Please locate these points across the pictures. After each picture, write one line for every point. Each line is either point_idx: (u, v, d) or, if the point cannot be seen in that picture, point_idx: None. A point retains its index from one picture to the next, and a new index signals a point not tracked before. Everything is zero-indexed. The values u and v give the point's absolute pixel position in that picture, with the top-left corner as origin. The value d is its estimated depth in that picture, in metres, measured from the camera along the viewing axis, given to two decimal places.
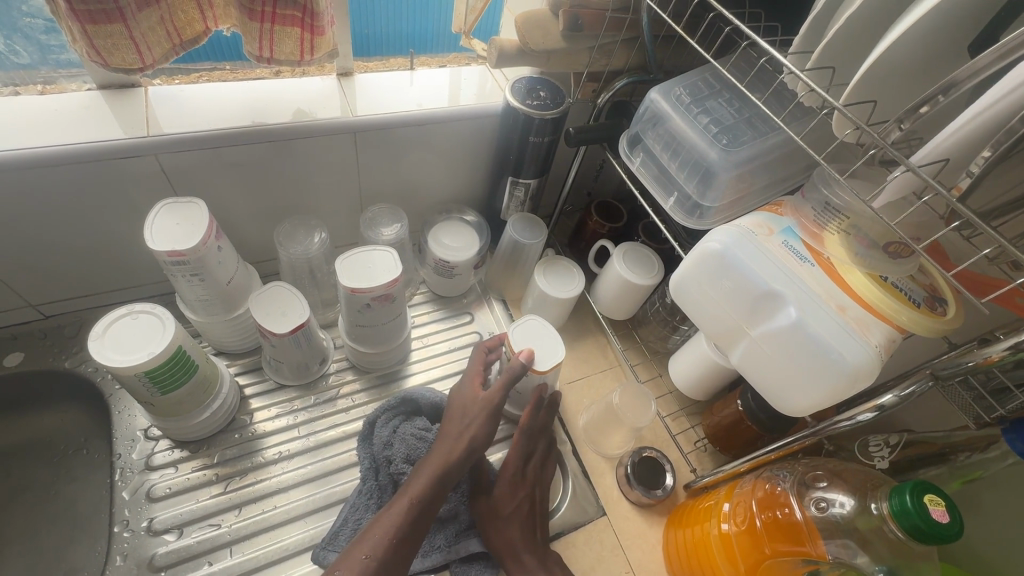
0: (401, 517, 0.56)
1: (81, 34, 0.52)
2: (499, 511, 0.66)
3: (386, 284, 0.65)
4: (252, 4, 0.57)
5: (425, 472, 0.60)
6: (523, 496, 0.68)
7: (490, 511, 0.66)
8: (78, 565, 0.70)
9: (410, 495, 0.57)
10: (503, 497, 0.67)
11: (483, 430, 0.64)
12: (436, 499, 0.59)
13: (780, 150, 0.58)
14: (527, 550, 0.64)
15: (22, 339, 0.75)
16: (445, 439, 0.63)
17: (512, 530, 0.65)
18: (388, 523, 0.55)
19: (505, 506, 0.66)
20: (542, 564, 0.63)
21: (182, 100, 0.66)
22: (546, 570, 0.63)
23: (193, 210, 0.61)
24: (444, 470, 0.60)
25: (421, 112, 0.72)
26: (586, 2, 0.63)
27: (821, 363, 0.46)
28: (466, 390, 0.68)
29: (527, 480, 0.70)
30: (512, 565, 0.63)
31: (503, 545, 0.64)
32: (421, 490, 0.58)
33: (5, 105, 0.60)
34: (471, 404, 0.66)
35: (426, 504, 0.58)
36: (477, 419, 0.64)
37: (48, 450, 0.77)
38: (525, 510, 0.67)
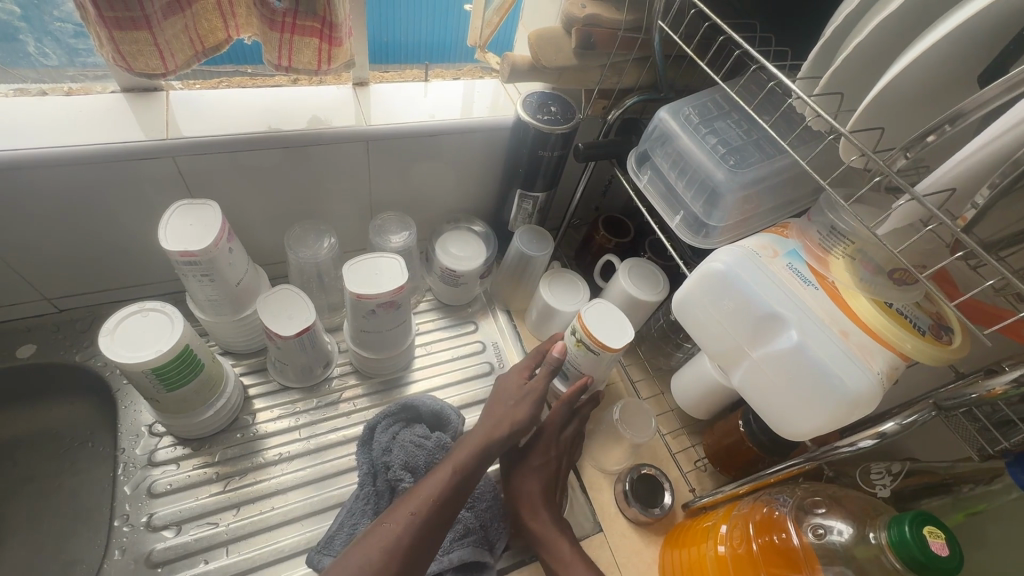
0: (444, 484, 0.60)
1: (108, 40, 0.53)
2: (529, 467, 0.72)
3: (392, 291, 0.66)
4: (274, 14, 0.59)
5: (467, 445, 0.64)
6: (553, 458, 0.73)
7: (520, 467, 0.72)
8: (77, 557, 0.71)
9: (454, 465, 0.62)
10: (535, 458, 0.72)
11: (526, 415, 0.69)
12: (478, 472, 0.63)
13: (786, 173, 0.58)
14: (546, 507, 0.69)
15: (35, 332, 0.77)
16: (491, 416, 0.69)
17: (536, 487, 0.70)
18: (432, 486, 0.60)
19: (534, 459, 0.72)
20: (556, 521, 0.68)
21: (202, 104, 0.67)
22: (557, 526, 0.67)
23: (206, 212, 0.63)
24: (486, 445, 0.65)
25: (433, 123, 0.74)
26: (599, 21, 0.63)
27: (822, 388, 0.46)
28: (512, 378, 0.74)
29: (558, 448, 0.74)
30: (529, 516, 0.68)
31: (523, 498, 0.69)
32: (464, 462, 0.63)
33: (30, 105, 0.62)
34: (515, 392, 0.72)
35: (467, 475, 0.62)
36: (524, 403, 0.70)
37: (54, 442, 0.78)
38: (551, 472, 0.72)
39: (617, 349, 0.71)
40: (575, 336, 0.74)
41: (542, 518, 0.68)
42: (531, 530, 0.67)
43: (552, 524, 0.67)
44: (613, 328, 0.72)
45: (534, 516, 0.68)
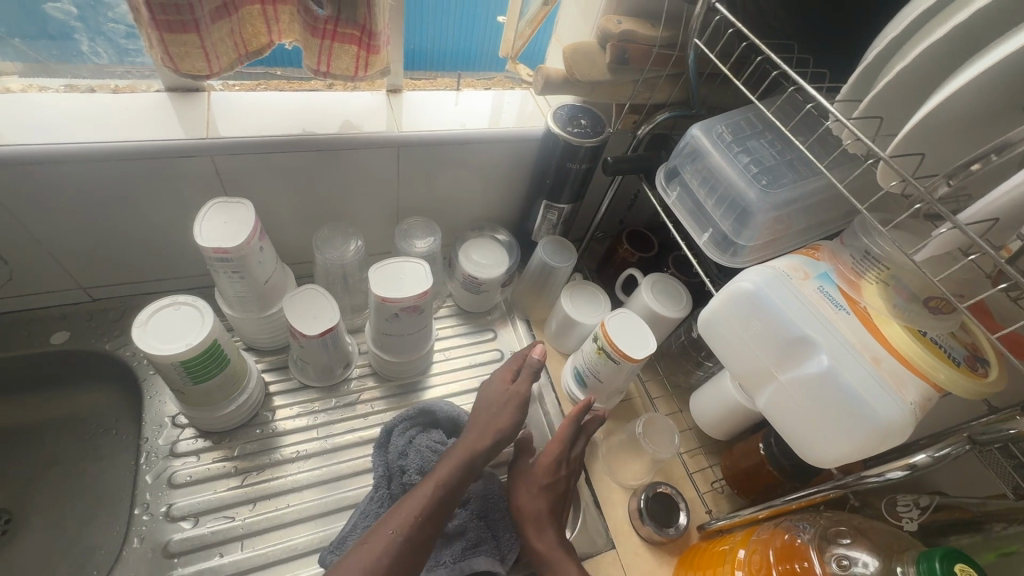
0: (425, 501, 0.60)
1: (158, 42, 0.55)
2: (536, 481, 0.70)
3: (416, 296, 0.67)
4: (316, 22, 0.60)
5: (451, 459, 0.65)
6: (562, 477, 0.72)
7: (526, 481, 0.71)
8: (96, 542, 0.73)
9: (436, 481, 0.62)
10: (541, 472, 0.71)
11: (507, 424, 0.70)
12: (461, 486, 0.63)
13: (819, 195, 0.57)
14: (552, 525, 0.68)
15: (69, 319, 0.79)
16: (475, 428, 0.69)
17: (542, 503, 0.69)
18: (414, 505, 0.59)
19: (542, 478, 0.71)
20: (562, 542, 0.67)
21: (241, 106, 0.69)
22: (563, 547, 0.66)
23: (240, 211, 0.64)
24: (466, 458, 0.65)
25: (463, 131, 0.75)
26: (634, 37, 0.64)
27: (852, 414, 0.45)
28: (494, 386, 0.74)
29: (566, 464, 0.73)
30: (533, 534, 0.67)
31: (529, 514, 0.68)
32: (447, 476, 0.63)
33: (78, 101, 0.64)
34: (496, 399, 0.72)
35: (449, 491, 0.62)
36: (507, 411, 0.71)
37: (80, 427, 0.80)
38: (559, 490, 0.71)
39: (639, 360, 0.71)
40: (597, 344, 0.75)
41: (548, 536, 0.67)
42: (536, 551, 0.66)
43: (557, 544, 0.66)
44: (634, 339, 0.72)
45: (539, 535, 0.67)
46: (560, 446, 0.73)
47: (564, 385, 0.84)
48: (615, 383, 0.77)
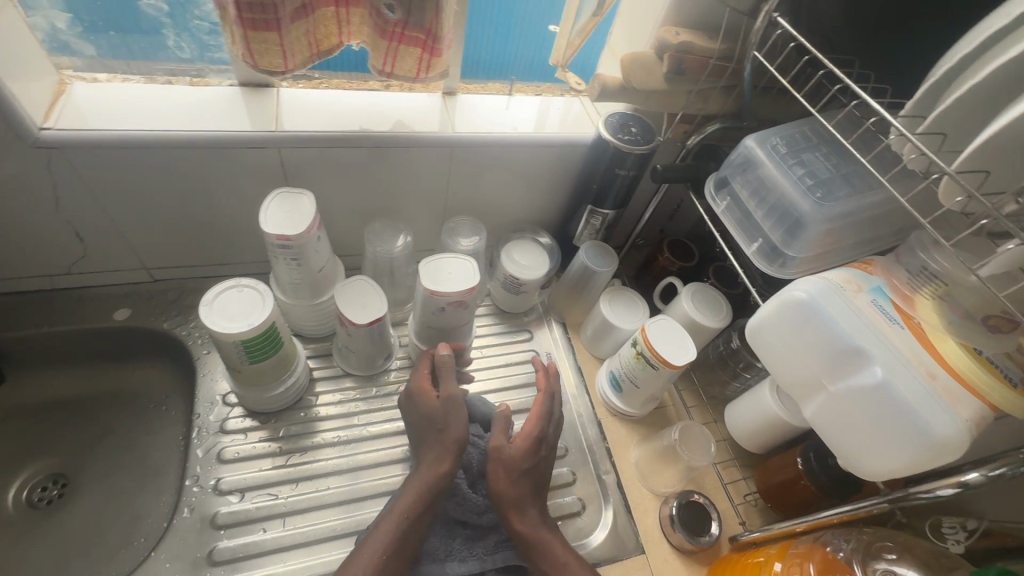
0: (388, 539, 0.60)
1: (242, 39, 0.58)
2: (513, 466, 0.66)
3: (465, 291, 0.69)
4: (386, 24, 0.63)
5: (410, 492, 0.63)
6: (541, 457, 0.69)
7: (503, 466, 0.66)
8: (144, 512, 0.76)
9: (398, 514, 0.61)
10: (516, 455, 0.67)
11: (456, 436, 0.66)
12: (423, 516, 0.63)
13: (874, 210, 0.57)
14: (534, 507, 0.66)
15: (131, 297, 0.83)
16: (428, 450, 0.66)
17: (521, 488, 0.66)
18: (376, 544, 0.59)
19: (523, 462, 0.67)
20: (543, 522, 0.66)
21: (307, 103, 0.73)
22: (544, 525, 0.66)
23: (302, 201, 0.67)
24: (426, 485, 0.63)
25: (515, 135, 0.77)
26: (692, 48, 0.66)
27: (903, 428, 0.45)
28: (425, 400, 0.68)
29: (541, 446, 0.69)
30: (514, 518, 0.64)
31: (509, 498, 0.65)
32: (409, 507, 0.62)
33: (160, 92, 0.68)
34: (436, 412, 0.67)
35: (412, 524, 0.62)
36: (455, 419, 0.67)
37: (133, 401, 0.84)
38: (537, 471, 0.68)
39: (680, 366, 0.71)
40: (636, 348, 0.75)
41: (529, 518, 0.65)
42: (520, 534, 0.64)
43: (539, 525, 0.65)
44: (675, 345, 0.73)
45: (521, 519, 0.64)
46: (535, 428, 0.69)
47: (599, 389, 0.85)
48: (651, 389, 0.78)
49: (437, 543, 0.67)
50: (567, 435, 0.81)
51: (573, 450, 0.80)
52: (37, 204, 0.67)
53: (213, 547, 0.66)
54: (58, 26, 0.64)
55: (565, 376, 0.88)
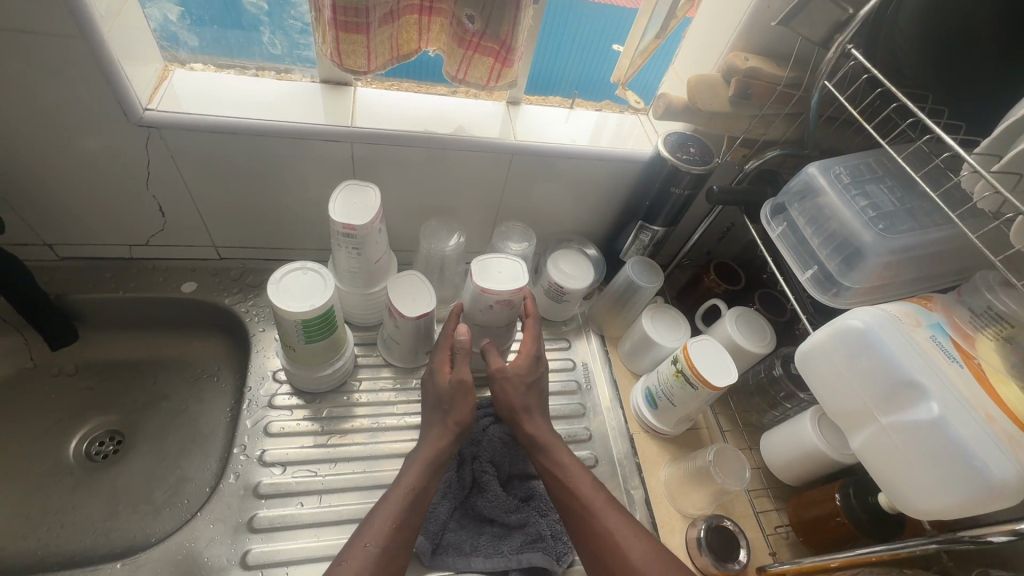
0: (397, 509, 0.60)
1: (333, 39, 0.62)
2: (520, 378, 0.71)
3: (514, 290, 0.71)
4: (465, 34, 0.65)
5: (417, 462, 0.65)
6: (540, 372, 0.73)
7: (511, 383, 0.71)
8: (189, 475, 0.80)
9: (406, 485, 0.62)
10: (520, 370, 0.71)
11: (462, 416, 0.68)
12: (431, 486, 0.64)
13: (937, 247, 0.57)
14: (540, 415, 0.71)
15: (197, 272, 0.88)
16: (432, 427, 0.68)
17: (527, 400, 0.71)
18: (383, 516, 0.60)
19: (525, 372, 0.72)
20: (548, 427, 0.71)
21: (381, 103, 0.77)
22: (550, 429, 0.71)
23: (368, 194, 0.71)
24: (435, 456, 0.66)
25: (574, 147, 0.79)
26: (760, 74, 0.67)
27: (959, 469, 0.44)
28: (437, 381, 0.70)
29: (540, 362, 0.74)
30: (525, 422, 0.70)
31: (519, 408, 0.70)
32: (418, 479, 0.63)
33: (251, 85, 0.73)
34: (444, 393, 0.69)
35: (423, 493, 0.63)
36: (463, 402, 0.68)
37: (188, 371, 0.89)
38: (539, 384, 0.73)
39: (720, 389, 0.71)
40: (676, 365, 0.75)
41: (537, 424, 0.70)
42: (532, 438, 0.69)
43: (547, 430, 0.70)
44: (716, 366, 0.72)
45: (531, 423, 0.70)
46: (530, 346, 0.73)
47: (634, 404, 0.85)
48: (687, 409, 0.77)
49: (464, 537, 0.68)
50: (598, 446, 0.82)
51: (603, 461, 0.81)
52: (131, 178, 0.73)
53: (252, 515, 0.68)
54: (170, 18, 0.70)
55: (600, 388, 0.89)
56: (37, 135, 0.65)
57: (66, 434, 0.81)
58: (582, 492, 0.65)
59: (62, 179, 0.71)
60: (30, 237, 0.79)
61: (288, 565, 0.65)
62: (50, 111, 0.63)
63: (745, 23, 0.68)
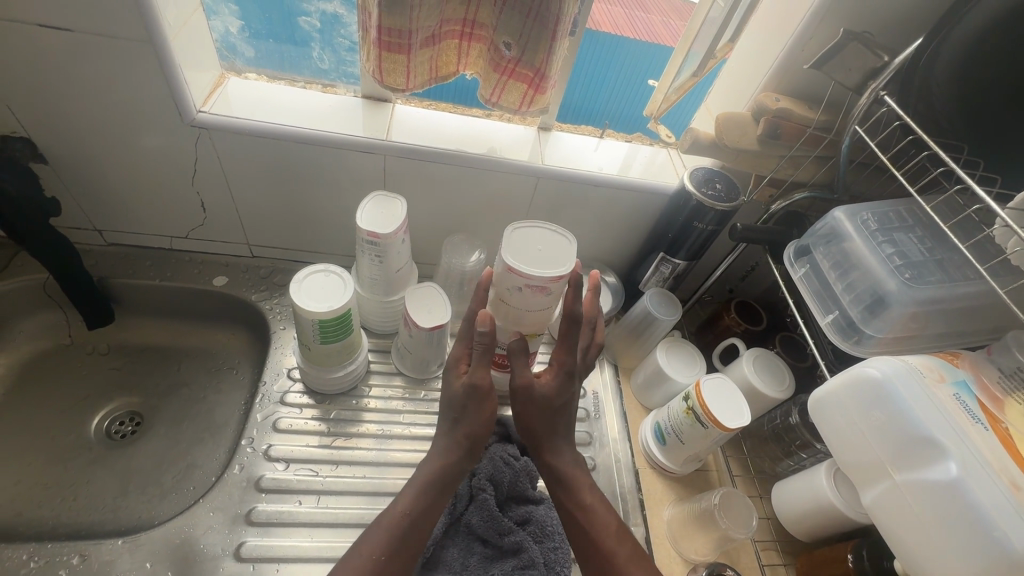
0: (385, 535, 0.59)
1: (376, 58, 0.65)
2: (546, 402, 0.67)
3: (548, 280, 0.61)
4: (502, 60, 0.68)
5: (417, 480, 0.63)
6: (569, 388, 0.68)
7: (534, 405, 0.68)
8: (198, 462, 0.82)
9: (398, 511, 0.61)
10: (547, 392, 0.68)
11: (479, 425, 0.66)
12: (429, 511, 0.62)
13: (966, 302, 0.55)
14: (566, 443, 0.70)
15: (229, 267, 0.92)
16: (439, 439, 0.66)
17: (551, 424, 0.69)
18: (377, 535, 0.59)
19: (552, 393, 0.68)
20: (574, 460, 0.69)
21: (417, 120, 0.80)
22: (575, 461, 0.69)
23: (396, 205, 0.73)
24: (443, 474, 0.64)
25: (600, 174, 0.80)
26: (790, 115, 0.67)
27: (979, 538, 0.41)
28: (451, 382, 0.66)
29: (573, 381, 0.68)
30: (549, 454, 0.69)
31: (543, 436, 0.69)
32: (412, 505, 0.61)
33: (297, 95, 0.78)
34: (458, 399, 0.66)
35: (416, 521, 0.61)
36: (474, 413, 0.65)
37: (209, 361, 0.92)
38: (562, 401, 0.68)
39: (732, 430, 0.69)
40: (687, 403, 0.74)
41: (563, 457, 0.69)
42: (553, 469, 0.68)
43: (573, 465, 0.68)
44: (729, 405, 0.71)
45: (556, 454, 0.69)
46: (563, 359, 0.67)
47: (642, 439, 0.84)
48: (695, 448, 0.75)
49: (456, 555, 0.68)
50: (601, 477, 0.80)
51: (606, 494, 0.79)
52: (179, 174, 0.78)
53: (251, 507, 0.69)
54: (230, 30, 0.75)
55: (609, 419, 0.87)
56: (100, 130, 0.71)
57: (91, 410, 0.85)
58: (604, 539, 0.63)
59: (118, 171, 0.77)
60: (83, 221, 0.85)
61: (280, 561, 0.66)
62: (114, 109, 0.68)
63: (779, 66, 0.68)
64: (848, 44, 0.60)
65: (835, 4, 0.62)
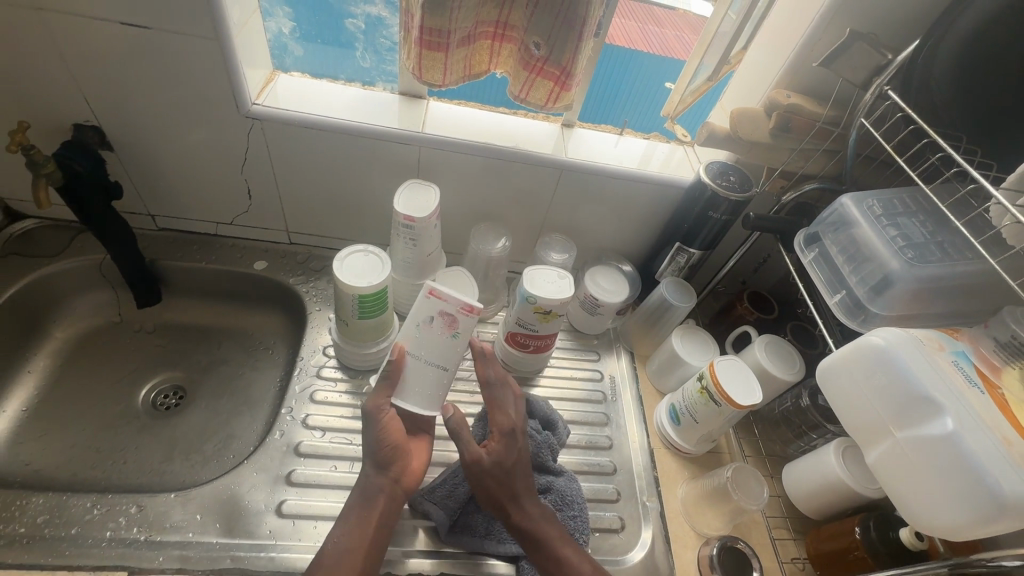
0: (329, 547, 0.61)
1: (416, 55, 0.71)
2: (498, 468, 0.66)
3: (462, 304, 0.66)
4: (531, 59, 0.74)
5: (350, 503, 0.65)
6: (516, 447, 0.68)
7: (489, 474, 0.66)
8: (237, 433, 0.87)
9: (334, 537, 0.62)
10: (497, 457, 0.67)
11: (378, 443, 0.66)
12: (360, 534, 0.62)
13: (965, 280, 0.59)
14: (528, 498, 0.67)
15: (269, 253, 0.98)
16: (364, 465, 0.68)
17: (510, 486, 0.66)
18: (330, 546, 0.61)
19: (502, 458, 0.67)
20: (542, 517, 0.67)
21: (449, 115, 0.86)
22: (546, 518, 0.67)
23: (430, 193, 0.79)
24: (362, 493, 0.66)
25: (619, 167, 0.85)
26: (800, 110, 0.72)
27: (971, 487, 0.44)
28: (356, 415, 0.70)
29: (516, 437, 0.69)
30: (514, 511, 0.66)
31: (505, 496, 0.66)
32: (345, 529, 0.62)
33: (339, 90, 0.84)
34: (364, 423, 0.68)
35: (353, 543, 0.61)
36: (372, 432, 0.67)
37: (248, 342, 0.98)
38: (513, 464, 0.67)
39: (744, 407, 0.73)
40: (701, 382, 0.78)
41: (527, 513, 0.66)
42: (520, 528, 0.66)
43: (540, 517, 0.67)
44: (741, 384, 0.74)
45: (521, 513, 0.66)
46: (501, 421, 0.69)
47: (658, 422, 0.87)
48: (709, 427, 0.79)
49: (480, 519, 0.72)
50: (617, 455, 0.84)
51: (622, 471, 0.82)
52: (230, 163, 0.84)
53: (291, 470, 0.74)
54: (283, 31, 0.82)
55: (626, 402, 0.91)
56: (161, 120, 0.78)
57: (138, 383, 0.91)
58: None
59: (175, 159, 0.83)
60: (139, 206, 0.92)
61: (317, 519, 0.70)
62: (177, 100, 0.75)
63: (790, 65, 0.73)
64: (856, 43, 0.65)
65: (842, 8, 0.67)
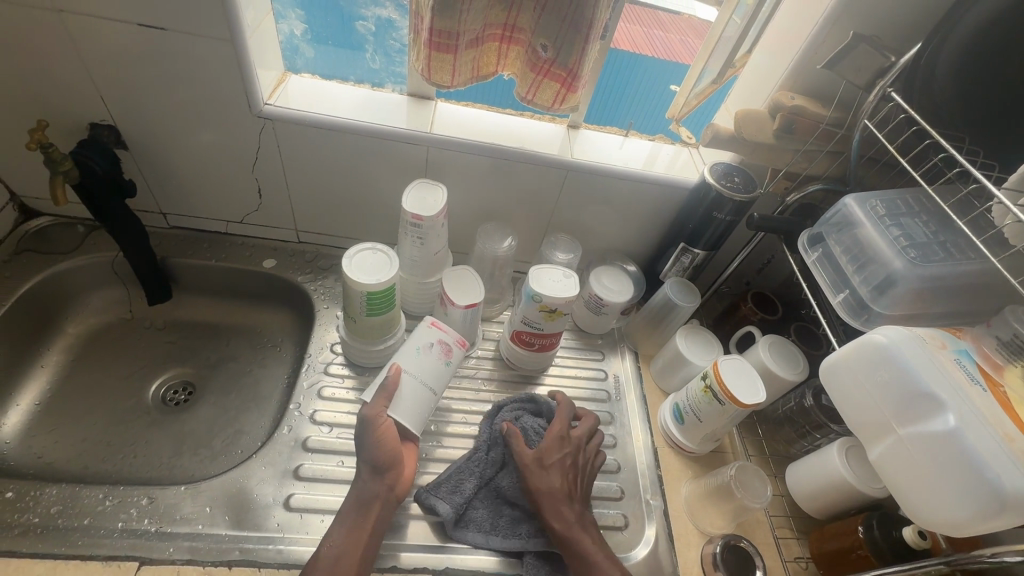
0: (328, 551, 0.62)
1: (425, 56, 0.72)
2: (543, 468, 0.72)
3: (459, 336, 0.75)
4: (538, 61, 0.75)
5: (346, 507, 0.67)
6: (567, 452, 0.74)
7: (534, 473, 0.71)
8: (245, 429, 0.88)
9: (329, 540, 0.63)
10: (545, 457, 0.73)
11: (376, 449, 0.68)
12: (353, 539, 0.64)
13: (968, 279, 0.59)
14: (566, 503, 0.70)
15: (278, 251, 1.00)
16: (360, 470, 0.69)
17: (552, 485, 0.71)
18: (327, 548, 0.63)
19: (549, 457, 0.72)
20: (579, 522, 0.69)
21: (456, 115, 0.87)
22: (583, 523, 0.69)
23: (438, 193, 0.80)
24: (357, 499, 0.67)
25: (624, 168, 0.86)
26: (804, 112, 0.73)
27: (973, 482, 0.45)
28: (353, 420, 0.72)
29: (566, 443, 0.75)
30: (551, 515, 0.69)
31: (546, 496, 0.70)
32: (339, 534, 0.64)
33: (349, 91, 0.86)
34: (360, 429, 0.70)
35: (348, 546, 0.63)
36: (367, 438, 0.68)
37: (257, 339, 1.00)
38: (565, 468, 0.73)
39: (748, 406, 0.73)
40: (705, 381, 0.78)
41: (564, 516, 0.69)
42: (555, 531, 0.68)
43: (575, 524, 0.68)
44: (745, 384, 0.75)
45: (558, 516, 0.69)
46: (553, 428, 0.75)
47: (662, 421, 0.88)
48: (713, 426, 0.79)
49: (485, 515, 0.73)
50: (621, 454, 0.85)
51: (626, 469, 0.83)
52: (241, 162, 0.85)
53: (299, 465, 0.75)
54: (295, 32, 0.84)
55: (630, 402, 0.92)
56: (175, 119, 0.79)
57: (148, 379, 0.93)
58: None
59: (187, 158, 0.85)
60: (151, 204, 0.93)
61: (324, 513, 0.71)
62: (190, 100, 0.77)
63: (794, 67, 0.74)
64: (859, 45, 0.65)
65: (845, 11, 0.68)
